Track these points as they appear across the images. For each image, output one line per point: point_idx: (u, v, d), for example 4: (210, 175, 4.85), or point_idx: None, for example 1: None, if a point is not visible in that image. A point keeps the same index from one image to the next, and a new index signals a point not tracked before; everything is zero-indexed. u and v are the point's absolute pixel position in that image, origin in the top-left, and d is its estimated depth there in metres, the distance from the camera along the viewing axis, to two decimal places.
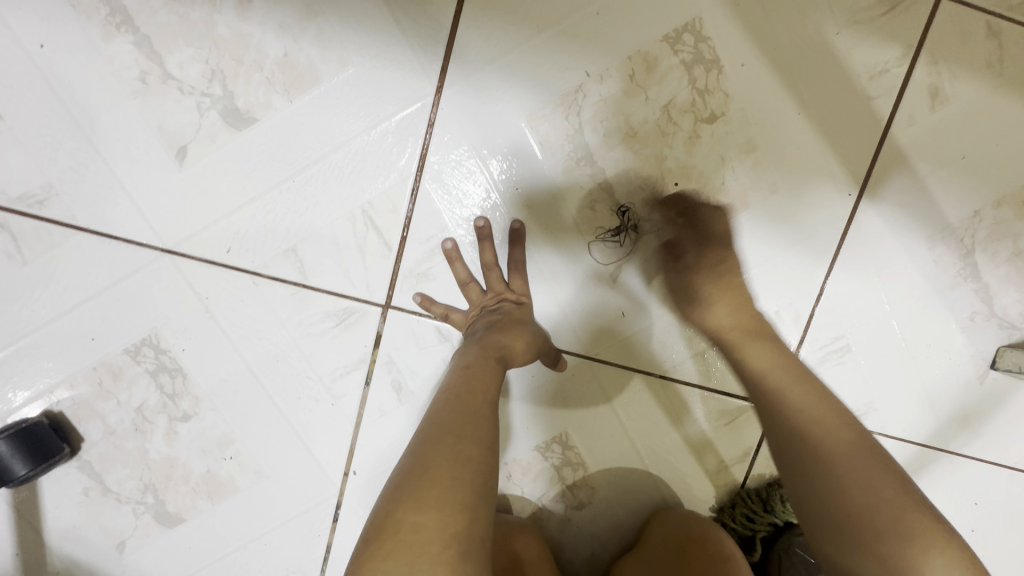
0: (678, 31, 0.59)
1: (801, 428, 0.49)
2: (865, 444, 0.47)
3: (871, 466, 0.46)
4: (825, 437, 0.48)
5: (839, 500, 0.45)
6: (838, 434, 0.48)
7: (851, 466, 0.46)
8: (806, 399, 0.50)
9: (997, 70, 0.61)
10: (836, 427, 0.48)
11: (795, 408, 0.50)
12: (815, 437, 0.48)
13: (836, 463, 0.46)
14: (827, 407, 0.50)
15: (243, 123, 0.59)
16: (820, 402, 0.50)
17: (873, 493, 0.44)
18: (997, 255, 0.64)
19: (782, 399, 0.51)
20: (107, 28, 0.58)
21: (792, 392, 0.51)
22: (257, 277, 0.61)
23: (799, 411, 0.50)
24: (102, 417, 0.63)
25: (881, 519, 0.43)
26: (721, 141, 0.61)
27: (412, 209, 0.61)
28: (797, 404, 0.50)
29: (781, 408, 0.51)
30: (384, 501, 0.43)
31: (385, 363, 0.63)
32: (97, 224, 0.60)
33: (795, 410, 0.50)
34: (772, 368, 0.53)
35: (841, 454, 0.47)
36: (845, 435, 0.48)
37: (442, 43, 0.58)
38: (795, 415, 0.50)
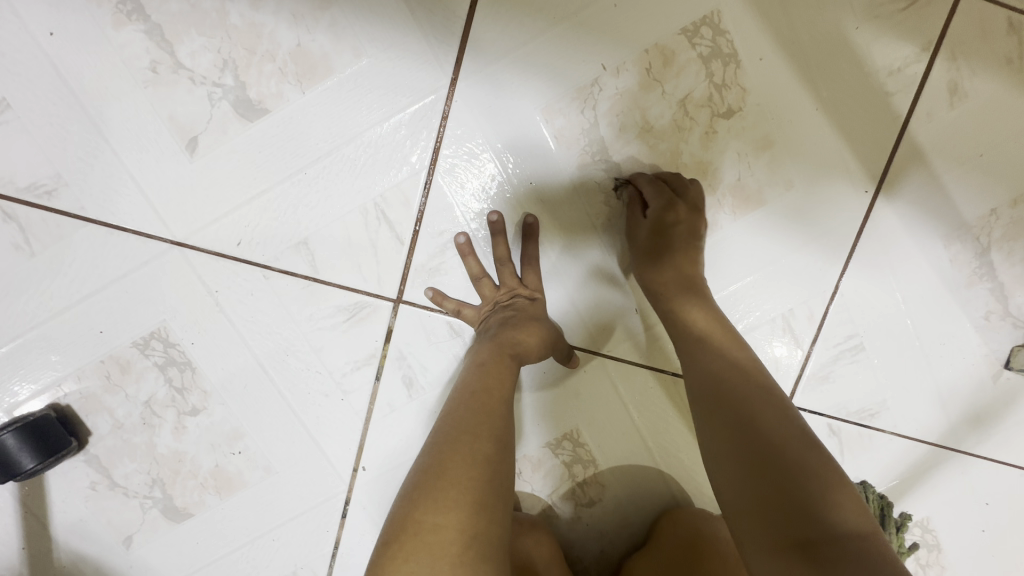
0: (696, 24, 0.59)
1: (712, 373, 0.49)
2: (774, 394, 0.47)
3: (777, 408, 0.46)
4: (737, 382, 0.48)
5: (739, 435, 0.45)
6: (753, 381, 0.48)
7: (758, 408, 0.46)
8: (722, 352, 0.51)
9: (1016, 67, 0.60)
10: (748, 377, 0.49)
11: (714, 360, 0.50)
12: (728, 380, 0.48)
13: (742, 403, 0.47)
14: (745, 363, 0.50)
15: (255, 115, 0.58)
16: (743, 359, 0.50)
17: (773, 433, 0.44)
18: (1013, 254, 0.63)
19: (701, 351, 0.52)
20: (117, 17, 0.57)
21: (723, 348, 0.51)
22: (268, 271, 0.61)
23: (714, 362, 0.50)
24: (110, 411, 0.62)
25: (776, 454, 0.43)
26: (736, 136, 0.61)
27: (424, 203, 0.60)
28: (714, 355, 0.51)
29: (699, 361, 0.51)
30: (401, 502, 0.42)
31: (396, 358, 0.62)
32: (106, 216, 0.59)
33: (709, 362, 0.50)
34: (700, 330, 0.53)
35: (747, 397, 0.47)
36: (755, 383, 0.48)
37: (457, 35, 0.58)
38: (710, 364, 0.50)
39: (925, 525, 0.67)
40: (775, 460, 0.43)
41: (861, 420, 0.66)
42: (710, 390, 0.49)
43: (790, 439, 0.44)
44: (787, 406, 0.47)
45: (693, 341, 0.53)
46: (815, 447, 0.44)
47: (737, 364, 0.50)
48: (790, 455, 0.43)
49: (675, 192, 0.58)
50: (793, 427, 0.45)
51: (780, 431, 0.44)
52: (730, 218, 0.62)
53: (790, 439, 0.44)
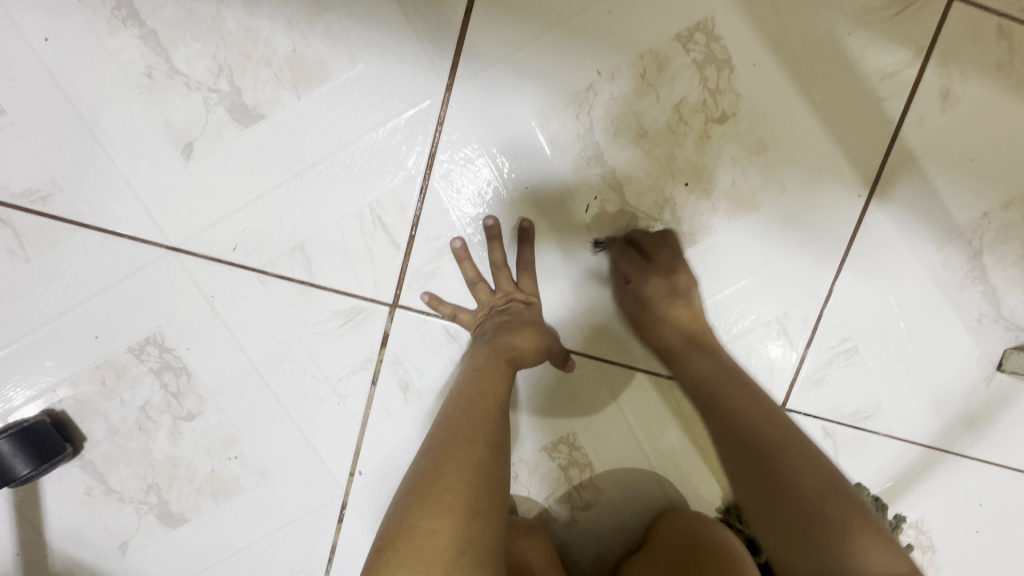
0: (690, 30, 0.59)
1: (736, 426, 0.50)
2: (799, 440, 0.48)
3: (800, 457, 0.47)
4: (761, 434, 0.49)
5: (774, 493, 0.46)
6: (774, 428, 0.49)
7: (783, 462, 0.47)
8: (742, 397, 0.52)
9: (1007, 72, 0.61)
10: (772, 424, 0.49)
11: (737, 410, 0.51)
12: (752, 434, 0.49)
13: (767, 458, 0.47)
14: (768, 409, 0.50)
15: (251, 119, 0.58)
16: (764, 403, 0.51)
17: (800, 489, 0.45)
18: (1005, 257, 0.64)
19: (723, 401, 0.52)
20: (112, 22, 0.57)
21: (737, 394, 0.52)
22: (264, 275, 0.61)
23: (736, 413, 0.51)
24: (105, 416, 0.62)
25: (808, 511, 0.44)
26: (730, 141, 0.61)
27: (420, 207, 0.60)
28: (737, 405, 0.51)
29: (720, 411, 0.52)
30: (396, 508, 0.42)
31: (392, 362, 0.63)
32: (101, 221, 0.59)
33: (733, 413, 0.51)
34: (716, 377, 0.54)
35: (772, 449, 0.47)
36: (780, 430, 0.49)
37: (452, 41, 0.58)
38: (735, 414, 0.51)
39: (919, 526, 0.68)
40: (808, 518, 0.44)
41: (855, 423, 0.66)
42: (737, 445, 0.49)
43: (819, 491, 0.45)
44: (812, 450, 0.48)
45: (713, 389, 0.53)
46: (843, 492, 0.45)
47: (760, 412, 0.50)
48: (820, 508, 0.44)
49: (648, 256, 0.60)
50: (817, 473, 0.46)
51: (809, 484, 0.45)
52: (725, 222, 0.62)
53: (818, 490, 0.45)
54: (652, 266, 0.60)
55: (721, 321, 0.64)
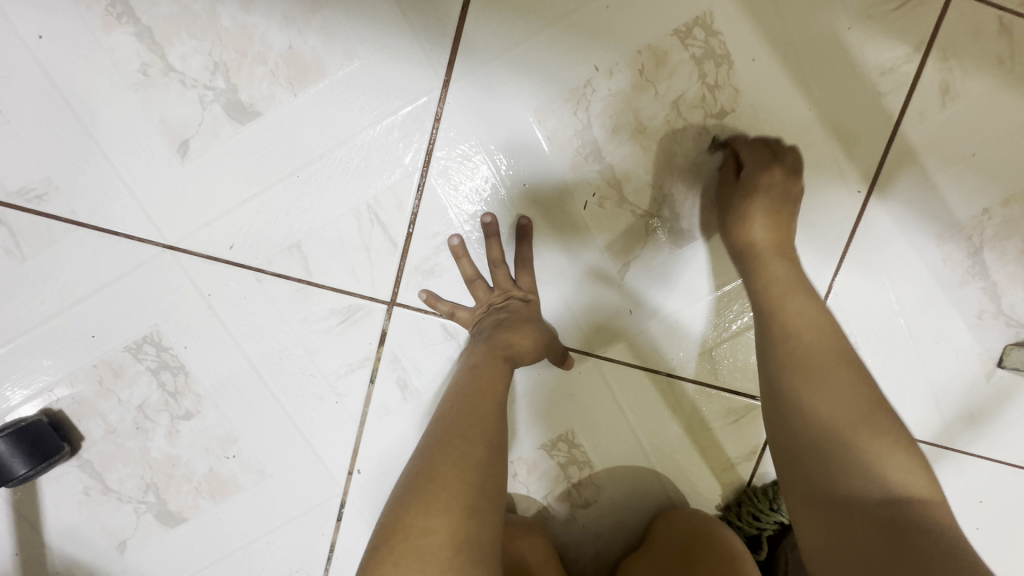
0: (689, 26, 0.59)
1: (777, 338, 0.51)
2: (848, 360, 0.48)
3: (842, 375, 0.47)
4: (797, 350, 0.49)
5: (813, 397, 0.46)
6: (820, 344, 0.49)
7: (823, 377, 0.47)
8: (799, 314, 0.51)
9: (1008, 67, 0.61)
10: (818, 339, 0.50)
11: (785, 325, 0.51)
12: (795, 348, 0.49)
13: (799, 370, 0.48)
14: (820, 326, 0.51)
15: (246, 117, 0.58)
16: (814, 316, 0.51)
17: (837, 402, 0.45)
18: (1005, 253, 0.63)
19: (772, 309, 0.52)
20: (107, 20, 0.56)
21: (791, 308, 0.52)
22: (260, 274, 0.60)
23: (785, 326, 0.51)
24: (103, 416, 0.62)
25: (843, 422, 0.45)
26: (730, 136, 0.61)
27: (417, 205, 0.60)
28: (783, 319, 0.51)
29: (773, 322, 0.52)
30: (392, 506, 0.42)
31: (390, 360, 0.62)
32: (97, 220, 0.59)
33: (784, 324, 0.51)
34: (777, 283, 0.54)
35: (813, 365, 0.48)
36: (825, 346, 0.49)
37: (449, 36, 0.58)
38: (779, 322, 0.51)
39: None
40: (840, 428, 0.44)
41: None
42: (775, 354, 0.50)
43: (848, 407, 0.45)
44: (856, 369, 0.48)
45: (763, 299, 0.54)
46: (873, 413, 0.45)
47: (807, 326, 0.50)
48: (847, 427, 0.44)
49: (774, 155, 0.59)
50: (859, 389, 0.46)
51: (835, 402, 0.45)
52: None
53: (852, 404, 0.45)
54: (778, 161, 0.59)
55: (719, 319, 0.64)
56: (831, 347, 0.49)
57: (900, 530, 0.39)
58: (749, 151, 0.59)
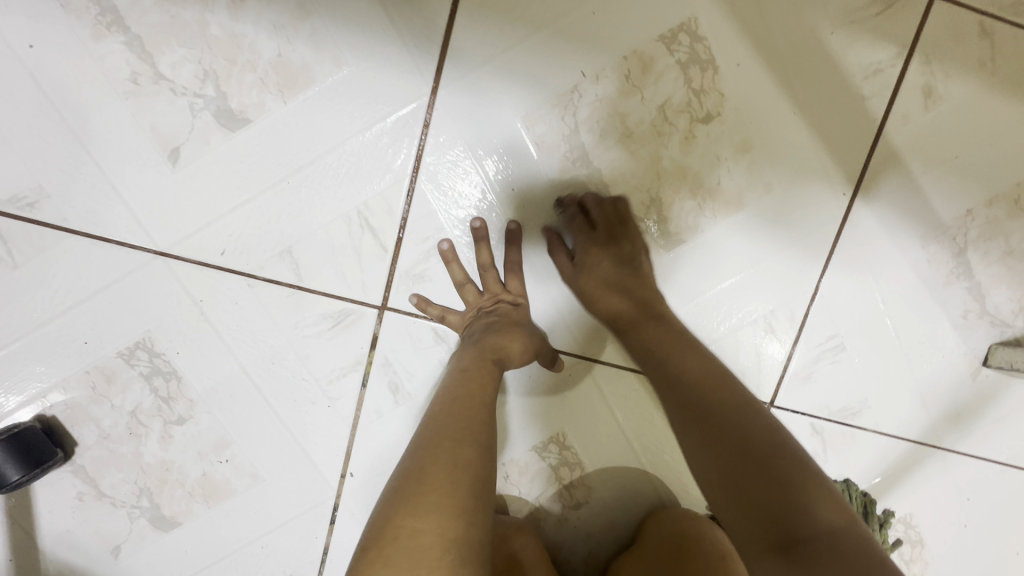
0: (674, 32, 0.59)
1: (687, 386, 0.50)
2: (745, 400, 0.49)
3: (747, 416, 0.47)
4: (707, 397, 0.49)
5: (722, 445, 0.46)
6: (718, 388, 0.49)
7: (731, 421, 0.47)
8: (700, 361, 0.52)
9: (990, 70, 0.61)
10: (716, 386, 0.50)
11: (687, 375, 0.51)
12: (698, 397, 0.49)
13: (711, 415, 0.48)
14: (712, 370, 0.51)
15: (237, 124, 0.58)
16: (709, 362, 0.52)
17: (747, 439, 0.46)
18: (990, 254, 0.64)
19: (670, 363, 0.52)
20: (97, 29, 0.57)
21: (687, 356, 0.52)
22: (252, 279, 0.61)
23: (685, 377, 0.51)
24: (96, 421, 0.62)
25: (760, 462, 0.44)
26: (715, 140, 0.61)
27: (407, 210, 0.61)
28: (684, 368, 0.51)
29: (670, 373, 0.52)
30: (382, 508, 0.43)
31: (382, 364, 0.63)
32: (89, 227, 0.59)
33: (680, 375, 0.51)
34: (662, 344, 0.54)
35: (721, 413, 0.48)
36: (726, 391, 0.49)
37: (437, 43, 0.58)
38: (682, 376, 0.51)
39: (908, 521, 0.68)
40: (759, 469, 0.44)
41: (843, 419, 0.67)
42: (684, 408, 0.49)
43: (760, 447, 0.45)
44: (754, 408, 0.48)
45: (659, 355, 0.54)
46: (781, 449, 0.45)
47: (700, 373, 0.51)
48: (762, 463, 0.44)
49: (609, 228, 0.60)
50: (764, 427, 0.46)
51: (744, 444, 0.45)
52: (712, 221, 0.63)
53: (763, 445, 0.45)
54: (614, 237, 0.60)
55: (710, 321, 0.65)
56: (731, 393, 0.49)
57: (840, 563, 0.38)
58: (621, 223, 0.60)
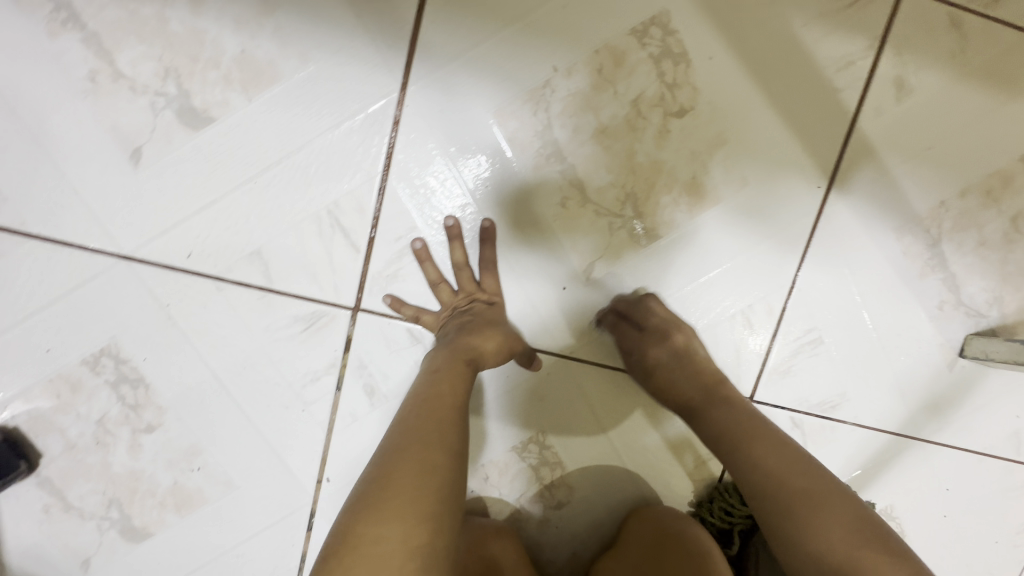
0: (645, 25, 0.59)
1: (763, 482, 0.49)
2: (822, 486, 0.47)
3: (828, 510, 0.46)
4: (785, 497, 0.47)
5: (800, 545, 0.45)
6: (788, 477, 0.48)
7: (806, 517, 0.46)
8: (766, 447, 0.51)
9: (960, 61, 0.62)
10: (797, 479, 0.48)
11: (761, 466, 0.50)
12: (772, 488, 0.48)
13: (789, 520, 0.46)
14: (779, 453, 0.50)
15: (200, 122, 0.57)
16: (788, 451, 0.50)
17: (828, 539, 0.44)
18: (964, 244, 0.65)
19: (743, 453, 0.51)
20: (52, 25, 0.55)
21: (755, 443, 0.51)
22: (221, 282, 0.59)
23: (756, 469, 0.50)
24: (62, 431, 0.61)
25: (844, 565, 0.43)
26: (689, 134, 0.61)
27: (379, 209, 0.59)
28: (765, 460, 0.50)
29: (738, 458, 0.51)
30: (345, 514, 0.41)
31: (357, 366, 0.62)
32: (48, 231, 0.57)
33: (759, 469, 0.50)
34: (739, 428, 0.53)
35: (793, 506, 0.47)
36: (803, 486, 0.47)
37: (405, 39, 0.57)
38: (758, 469, 0.50)
39: (888, 512, 0.69)
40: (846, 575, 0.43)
41: (822, 412, 0.67)
42: (760, 504, 0.49)
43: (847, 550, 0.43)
44: (845, 499, 0.47)
45: (731, 445, 0.52)
46: (871, 547, 0.43)
47: (770, 459, 0.50)
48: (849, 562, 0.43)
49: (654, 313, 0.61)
50: (843, 517, 0.45)
51: (827, 542, 0.44)
52: (688, 215, 0.62)
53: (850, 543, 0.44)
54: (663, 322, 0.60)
55: (697, 314, 0.64)
56: (814, 489, 0.47)
57: None
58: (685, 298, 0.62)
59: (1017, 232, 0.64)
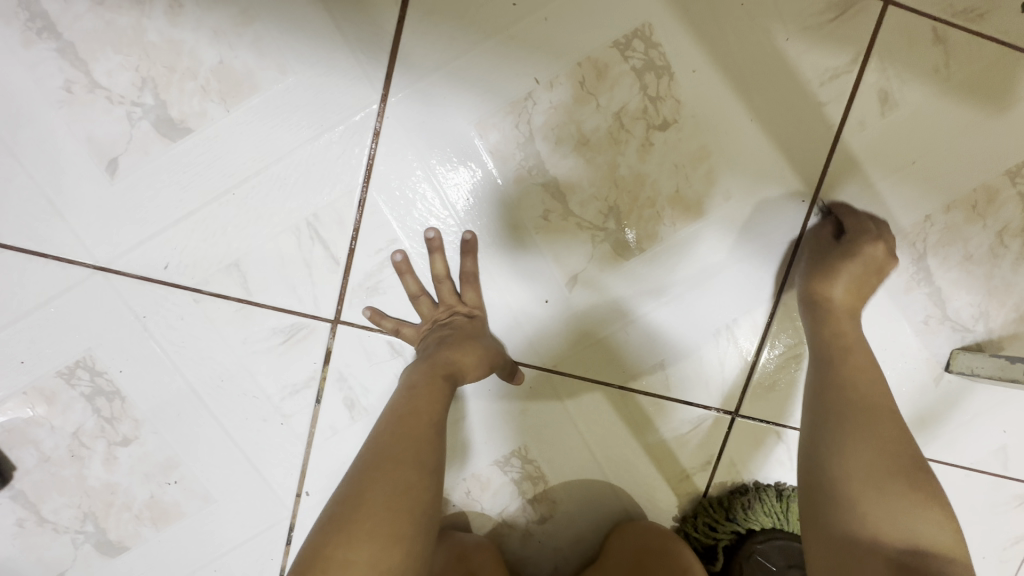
0: (628, 37, 0.58)
1: (848, 386, 0.51)
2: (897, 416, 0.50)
3: (893, 432, 0.49)
4: (852, 404, 0.50)
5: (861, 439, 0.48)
6: (874, 393, 0.51)
7: (876, 424, 0.49)
8: (867, 366, 0.53)
9: (944, 75, 0.61)
10: (880, 399, 0.51)
11: (851, 374, 0.52)
12: (855, 393, 0.51)
13: (856, 415, 0.49)
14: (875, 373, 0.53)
15: (177, 134, 0.56)
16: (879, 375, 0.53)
17: (884, 447, 0.48)
18: (949, 259, 0.64)
19: (841, 360, 0.53)
20: (27, 35, 0.55)
21: (854, 356, 0.53)
22: (198, 294, 0.59)
23: (848, 373, 0.52)
24: (36, 444, 0.60)
25: (887, 472, 0.46)
26: (673, 147, 0.61)
27: (359, 221, 0.59)
28: (856, 372, 0.52)
29: (839, 359, 0.53)
30: (313, 536, 0.41)
31: (336, 379, 0.61)
32: (23, 242, 0.57)
33: (850, 376, 0.52)
34: (843, 339, 0.55)
35: (867, 411, 0.50)
36: (885, 408, 0.50)
37: (386, 50, 0.57)
38: (849, 375, 0.52)
39: None
40: (886, 478, 0.46)
41: None
42: (832, 395, 0.51)
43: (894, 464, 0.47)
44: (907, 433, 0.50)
45: (833, 349, 0.54)
46: (914, 473, 0.47)
47: (862, 373, 0.52)
48: (889, 472, 0.46)
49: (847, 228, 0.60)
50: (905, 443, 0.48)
51: (878, 448, 0.48)
52: (672, 228, 0.62)
53: (898, 458, 0.47)
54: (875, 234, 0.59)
55: (689, 322, 0.64)
56: (889, 409, 0.50)
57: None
58: (847, 215, 0.61)
59: (1003, 246, 0.64)
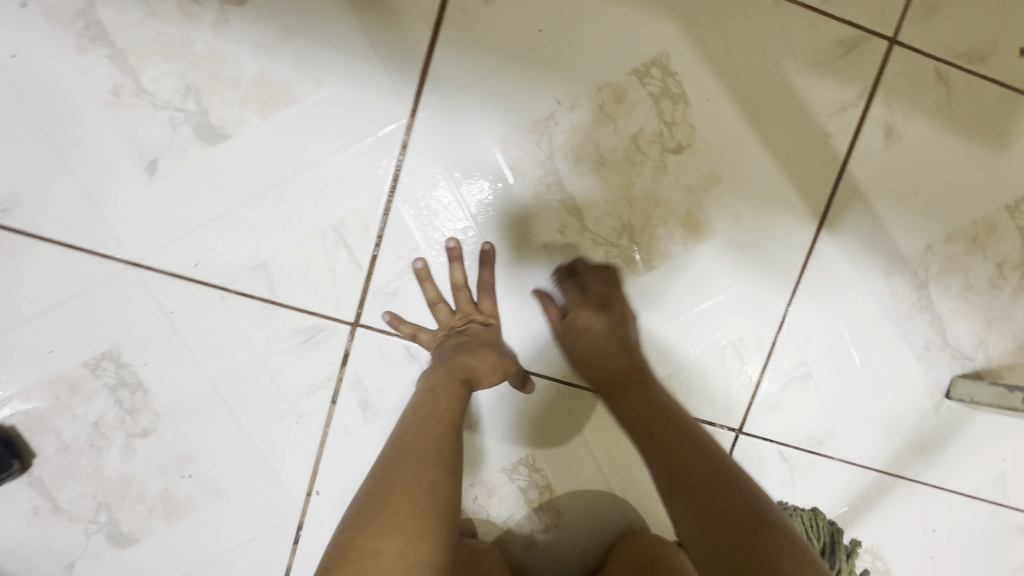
0: (647, 65, 0.62)
1: (673, 467, 0.53)
2: (728, 472, 0.52)
3: (730, 492, 0.50)
4: (684, 477, 0.52)
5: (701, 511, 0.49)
6: (699, 458, 0.53)
7: (710, 489, 0.50)
8: (683, 431, 0.55)
9: (945, 112, 0.64)
10: (701, 465, 0.52)
11: (675, 447, 0.54)
12: (683, 466, 0.53)
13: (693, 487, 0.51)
14: (696, 438, 0.55)
15: (216, 139, 0.59)
16: (701, 435, 0.56)
17: (729, 510, 0.49)
18: (950, 288, 0.66)
19: (657, 434, 0.56)
20: (82, 41, 0.58)
21: (665, 426, 0.56)
22: (225, 292, 0.61)
23: (670, 447, 0.54)
24: (57, 432, 0.61)
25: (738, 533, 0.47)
26: (685, 170, 0.63)
27: (383, 228, 0.61)
28: (677, 442, 0.54)
29: (653, 441, 0.55)
30: (343, 528, 0.42)
31: (353, 381, 0.63)
32: (61, 235, 0.59)
33: (671, 458, 0.53)
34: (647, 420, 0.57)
35: (697, 476, 0.51)
36: (709, 469, 0.52)
37: (417, 68, 0.60)
38: (669, 449, 0.54)
39: (875, 551, 0.69)
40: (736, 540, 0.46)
41: (810, 447, 0.67)
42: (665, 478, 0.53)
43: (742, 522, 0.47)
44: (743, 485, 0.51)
45: (646, 426, 0.57)
46: (765, 523, 0.47)
47: (684, 442, 0.54)
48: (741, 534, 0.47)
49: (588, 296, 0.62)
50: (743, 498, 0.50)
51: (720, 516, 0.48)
52: (683, 247, 0.64)
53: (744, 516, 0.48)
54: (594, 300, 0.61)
55: (696, 340, 0.65)
56: (717, 471, 0.52)
57: None
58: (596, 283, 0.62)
59: (1002, 277, 0.66)
